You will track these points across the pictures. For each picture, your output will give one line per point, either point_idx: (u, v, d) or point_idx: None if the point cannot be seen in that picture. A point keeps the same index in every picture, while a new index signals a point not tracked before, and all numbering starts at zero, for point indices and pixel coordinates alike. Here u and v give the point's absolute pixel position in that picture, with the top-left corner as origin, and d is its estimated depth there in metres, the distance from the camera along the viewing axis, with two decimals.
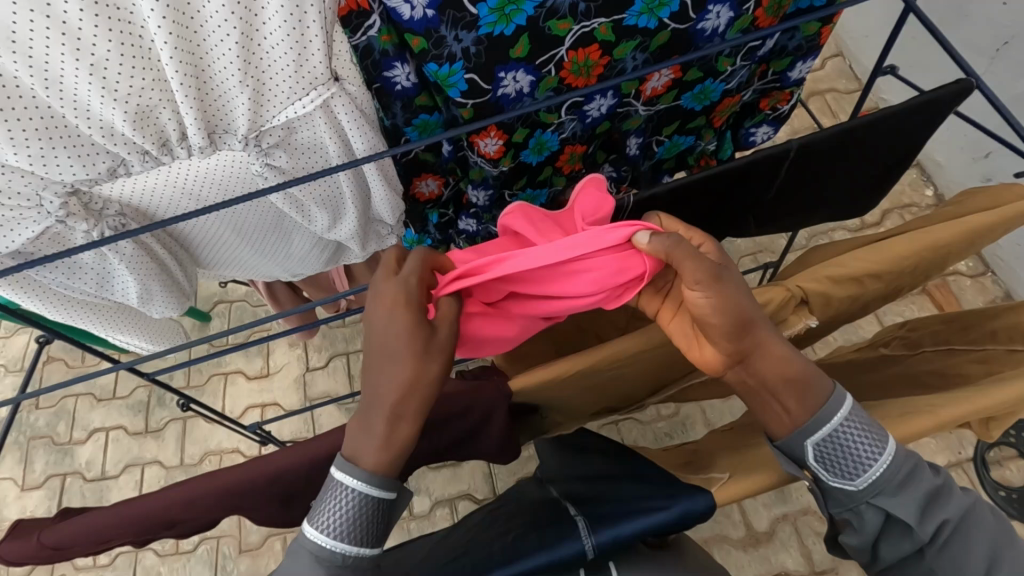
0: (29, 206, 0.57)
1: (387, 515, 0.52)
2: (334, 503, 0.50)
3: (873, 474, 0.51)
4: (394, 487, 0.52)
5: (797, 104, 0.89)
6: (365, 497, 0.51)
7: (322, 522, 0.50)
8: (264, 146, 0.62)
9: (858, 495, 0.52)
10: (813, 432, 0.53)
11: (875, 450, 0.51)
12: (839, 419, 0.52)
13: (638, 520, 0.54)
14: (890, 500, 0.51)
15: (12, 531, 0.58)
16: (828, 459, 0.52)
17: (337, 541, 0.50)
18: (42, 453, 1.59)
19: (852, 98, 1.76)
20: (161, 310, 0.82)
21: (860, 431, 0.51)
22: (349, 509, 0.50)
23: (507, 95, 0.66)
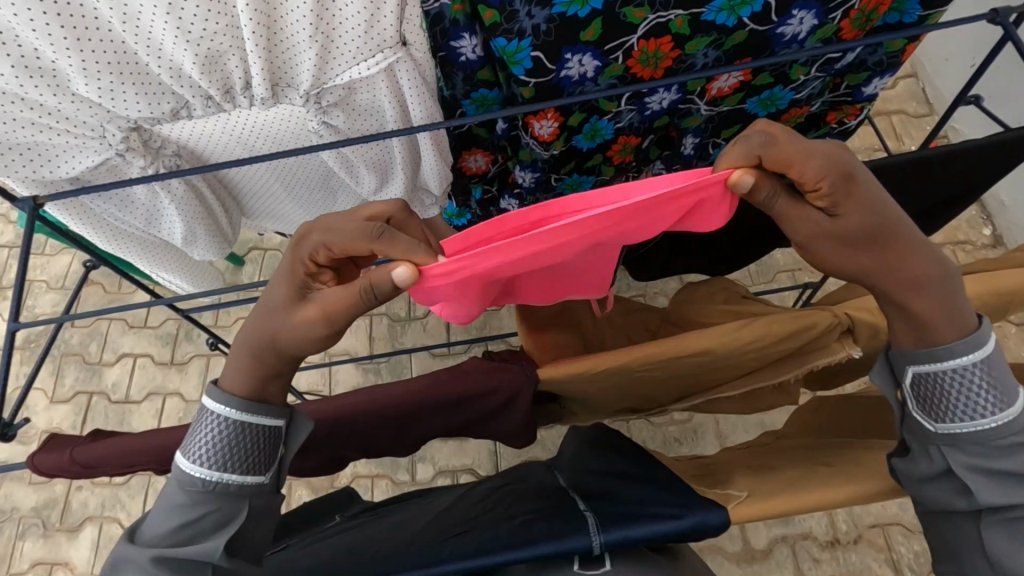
0: (93, 136, 0.59)
1: (273, 438, 0.56)
2: (206, 433, 0.54)
3: (974, 423, 0.52)
4: (274, 413, 0.55)
5: (866, 121, 0.85)
6: (237, 421, 0.54)
7: (195, 454, 0.53)
8: (323, 104, 0.62)
9: (943, 436, 0.53)
10: (930, 360, 0.52)
11: (993, 404, 0.51)
12: (967, 358, 0.52)
13: (647, 526, 0.53)
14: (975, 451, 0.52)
15: (46, 444, 0.61)
16: (935, 393, 0.53)
17: (210, 468, 0.53)
18: (73, 369, 1.66)
19: (920, 122, 1.69)
20: (202, 253, 0.84)
21: (983, 380, 0.51)
22: (221, 434, 0.54)
23: (570, 77, 0.65)
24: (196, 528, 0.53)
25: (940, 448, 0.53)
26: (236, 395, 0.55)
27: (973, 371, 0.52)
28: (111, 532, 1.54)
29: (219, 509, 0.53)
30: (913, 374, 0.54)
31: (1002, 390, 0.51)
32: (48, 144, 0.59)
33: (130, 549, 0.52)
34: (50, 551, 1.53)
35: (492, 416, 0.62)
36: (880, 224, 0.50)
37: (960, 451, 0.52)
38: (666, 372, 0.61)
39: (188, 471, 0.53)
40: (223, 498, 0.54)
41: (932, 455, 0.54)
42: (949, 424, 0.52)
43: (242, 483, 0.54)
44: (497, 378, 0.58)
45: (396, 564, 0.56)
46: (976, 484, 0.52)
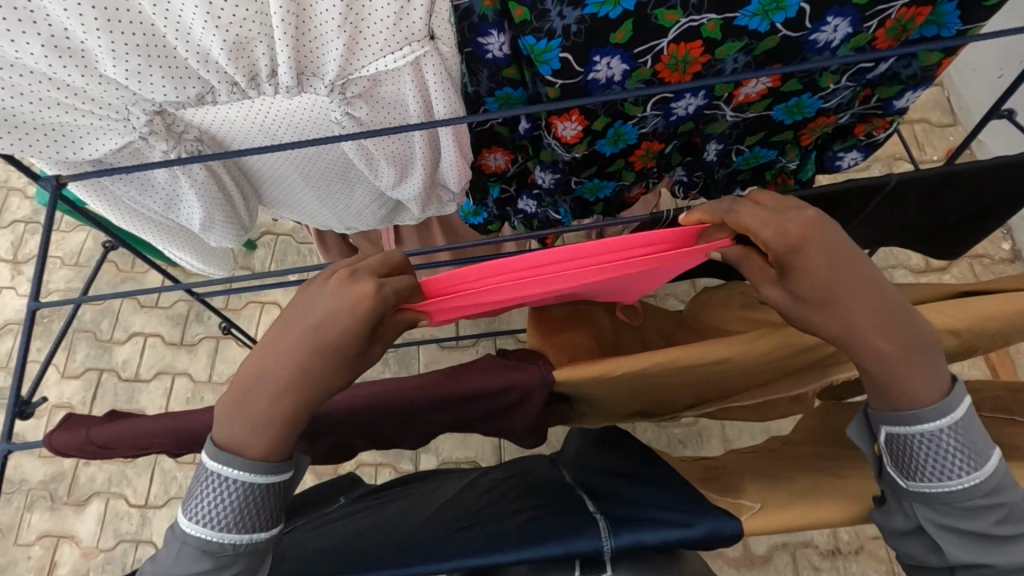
0: (117, 118, 0.59)
1: (280, 489, 0.51)
2: (215, 496, 0.49)
3: (946, 487, 0.49)
4: (287, 465, 0.51)
5: (895, 133, 0.84)
6: (252, 482, 0.49)
7: (204, 519, 0.49)
8: (347, 95, 0.62)
9: (911, 494, 0.51)
10: (897, 424, 0.49)
11: (965, 467, 0.48)
12: (939, 423, 0.48)
13: (660, 531, 0.52)
14: (947, 513, 0.50)
15: (64, 421, 0.60)
16: (908, 454, 0.50)
17: (223, 531, 0.49)
18: (84, 345, 1.68)
19: (943, 132, 1.66)
20: (219, 240, 0.84)
21: (954, 446, 0.48)
22: (231, 496, 0.49)
23: (597, 80, 0.64)
24: None
25: (912, 506, 0.51)
26: (242, 455, 0.49)
27: (945, 436, 0.48)
28: (117, 508, 1.56)
29: (243, 567, 0.50)
30: (885, 433, 0.50)
31: (971, 454, 0.48)
32: (73, 124, 0.59)
33: None
34: (57, 524, 1.55)
35: (503, 413, 0.62)
36: (863, 311, 0.47)
37: (928, 510, 0.50)
38: (682, 377, 0.60)
39: (207, 537, 0.49)
40: (240, 557, 0.50)
41: (904, 512, 0.52)
42: (922, 484, 0.50)
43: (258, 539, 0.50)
44: (511, 377, 0.57)
45: (402, 556, 0.55)
46: (948, 543, 0.50)
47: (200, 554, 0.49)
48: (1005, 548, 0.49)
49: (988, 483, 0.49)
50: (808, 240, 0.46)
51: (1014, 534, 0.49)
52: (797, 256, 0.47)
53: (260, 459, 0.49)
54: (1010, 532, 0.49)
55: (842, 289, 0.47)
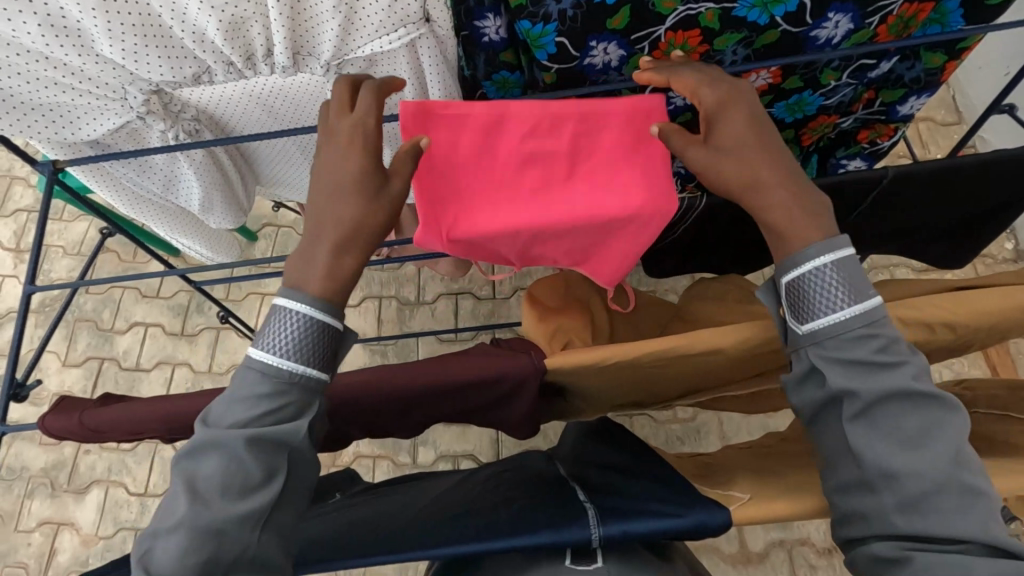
0: (115, 98, 0.59)
1: (335, 337, 0.53)
2: (279, 325, 0.51)
3: (854, 370, 0.50)
4: (339, 313, 0.53)
5: (899, 143, 0.86)
6: (312, 317, 0.52)
7: (267, 344, 0.51)
8: (343, 76, 0.62)
9: (829, 387, 0.51)
10: (809, 312, 0.51)
11: (869, 348, 0.50)
12: (846, 308, 0.50)
13: (648, 521, 0.52)
14: (858, 399, 0.50)
15: (57, 406, 0.60)
16: (822, 340, 0.51)
17: (284, 356, 0.51)
18: (85, 334, 1.69)
19: (947, 131, 1.65)
20: (219, 220, 0.85)
21: (860, 328, 0.50)
22: (296, 325, 0.51)
23: (593, 65, 0.64)
24: (275, 416, 0.50)
25: (833, 402, 0.51)
26: (305, 290, 0.52)
27: (860, 339, 0.50)
28: (116, 496, 1.57)
29: (298, 400, 0.51)
30: (807, 331, 0.52)
31: (886, 360, 0.50)
32: (70, 105, 0.59)
33: (208, 435, 0.50)
34: (57, 511, 1.56)
35: (496, 403, 0.62)
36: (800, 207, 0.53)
37: (858, 428, 0.50)
38: (675, 368, 0.60)
39: (232, 418, 0.50)
40: (296, 389, 0.51)
41: (826, 410, 0.52)
42: (835, 372, 0.50)
43: (311, 379, 0.52)
44: (501, 366, 0.57)
45: (393, 544, 0.56)
46: (859, 433, 0.50)
47: (263, 377, 0.51)
48: (931, 462, 0.48)
49: (896, 369, 0.50)
50: (726, 112, 0.55)
51: (922, 426, 0.49)
52: (733, 167, 0.54)
53: (293, 346, 0.51)
54: (917, 423, 0.49)
55: (745, 167, 0.54)
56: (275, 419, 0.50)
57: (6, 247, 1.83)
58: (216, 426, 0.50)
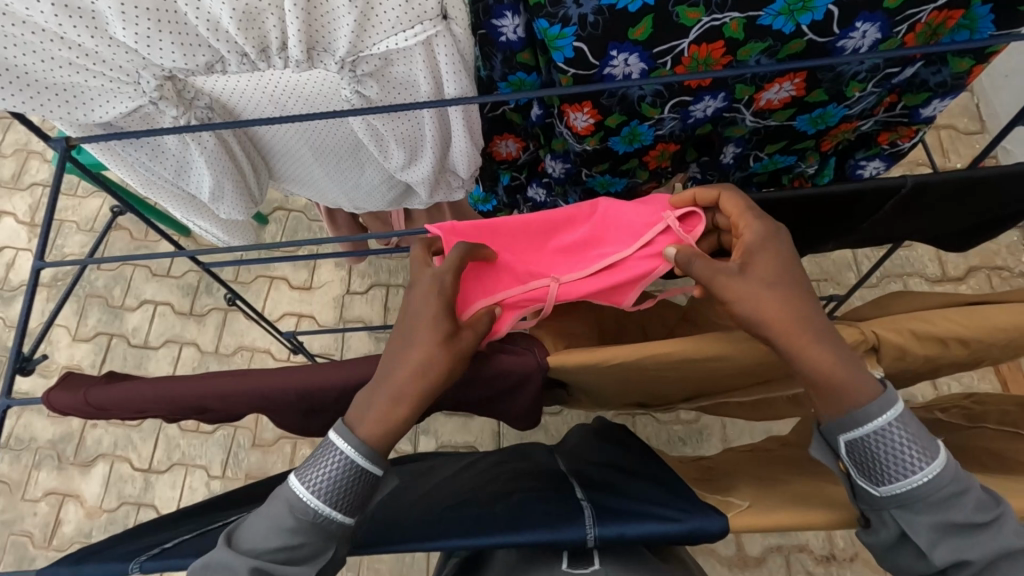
0: (128, 82, 0.59)
1: (373, 487, 0.53)
2: (324, 467, 0.51)
3: (909, 483, 0.48)
4: (381, 464, 0.53)
5: (921, 143, 0.84)
6: (354, 466, 0.52)
7: (310, 482, 0.51)
8: (358, 73, 0.61)
9: (881, 502, 0.50)
10: (850, 429, 0.50)
11: (919, 461, 0.48)
12: (886, 419, 0.49)
13: (645, 524, 0.51)
14: (916, 514, 0.49)
15: (62, 381, 0.60)
16: (868, 460, 0.49)
17: (317, 499, 0.51)
18: (96, 310, 1.70)
19: (970, 139, 1.62)
20: (228, 211, 0.84)
21: (905, 438, 0.48)
22: (336, 473, 0.51)
23: (613, 75, 0.64)
24: (289, 551, 0.51)
25: (887, 513, 0.50)
26: (359, 436, 0.52)
27: (896, 428, 0.49)
28: (121, 471, 1.59)
29: (311, 542, 0.51)
30: (846, 443, 0.50)
31: (925, 446, 0.48)
32: (83, 85, 0.59)
33: (227, 555, 0.50)
34: (63, 483, 1.59)
35: (499, 397, 0.61)
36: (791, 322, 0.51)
37: (909, 512, 0.49)
38: (680, 372, 0.59)
39: (302, 497, 0.50)
40: (314, 528, 0.51)
41: (885, 522, 0.50)
42: (888, 488, 0.49)
43: (338, 521, 0.52)
44: (509, 365, 0.56)
45: (388, 537, 0.55)
46: (930, 543, 0.48)
47: (290, 512, 0.51)
48: (983, 541, 0.47)
49: (946, 471, 0.48)
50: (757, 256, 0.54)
51: (987, 522, 0.47)
52: (757, 305, 0.52)
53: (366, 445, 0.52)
54: (981, 519, 0.47)
55: (769, 283, 0.53)
56: (287, 556, 0.51)
57: (20, 221, 1.85)
58: (238, 547, 0.51)
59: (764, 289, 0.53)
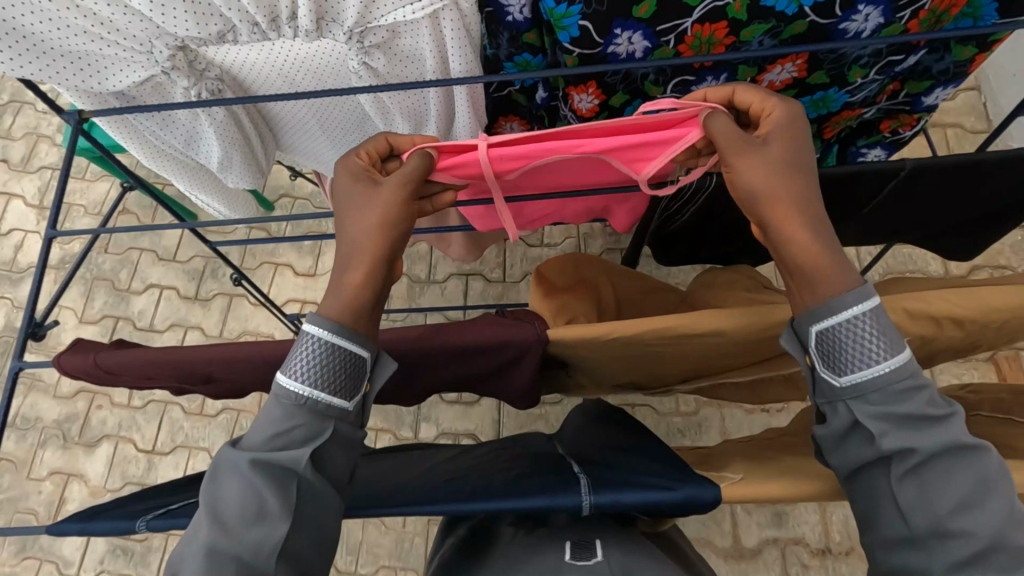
0: (141, 51, 0.61)
1: (360, 366, 0.54)
2: (304, 351, 0.52)
3: (871, 372, 0.49)
4: (363, 342, 0.53)
5: (921, 133, 0.86)
6: (331, 346, 0.52)
7: (293, 369, 0.52)
8: (365, 45, 0.63)
9: (840, 392, 0.51)
10: (824, 317, 0.50)
11: (882, 352, 0.49)
12: (857, 309, 0.49)
13: (641, 493, 0.52)
14: (872, 404, 0.49)
15: (73, 346, 0.61)
16: (833, 349, 0.50)
17: (304, 383, 0.52)
18: (102, 292, 1.72)
19: (976, 138, 1.62)
20: (236, 181, 0.86)
21: (873, 328, 0.49)
22: (315, 355, 0.52)
23: (617, 54, 0.66)
24: (285, 438, 0.51)
25: (845, 404, 0.51)
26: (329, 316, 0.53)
27: (866, 319, 0.49)
28: (125, 452, 1.61)
29: (306, 424, 0.52)
30: (814, 333, 0.51)
31: (891, 339, 0.49)
32: (98, 54, 0.61)
33: (230, 456, 0.51)
34: (68, 463, 1.61)
35: (499, 372, 0.62)
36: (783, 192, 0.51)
37: (865, 401, 0.50)
38: (680, 348, 0.60)
39: (285, 384, 0.52)
40: (305, 411, 0.52)
41: (839, 412, 0.51)
42: (849, 378, 0.50)
43: (330, 404, 0.53)
44: (508, 334, 0.57)
45: (389, 501, 0.56)
46: (881, 434, 0.49)
47: (284, 399, 0.52)
48: (935, 434, 0.48)
49: (904, 363, 0.49)
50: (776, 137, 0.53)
51: (937, 416, 0.49)
52: (757, 179, 0.52)
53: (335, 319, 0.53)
54: (933, 413, 0.48)
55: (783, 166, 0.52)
56: (286, 442, 0.51)
57: (29, 204, 1.86)
58: (240, 446, 0.52)
59: (760, 156, 0.52)
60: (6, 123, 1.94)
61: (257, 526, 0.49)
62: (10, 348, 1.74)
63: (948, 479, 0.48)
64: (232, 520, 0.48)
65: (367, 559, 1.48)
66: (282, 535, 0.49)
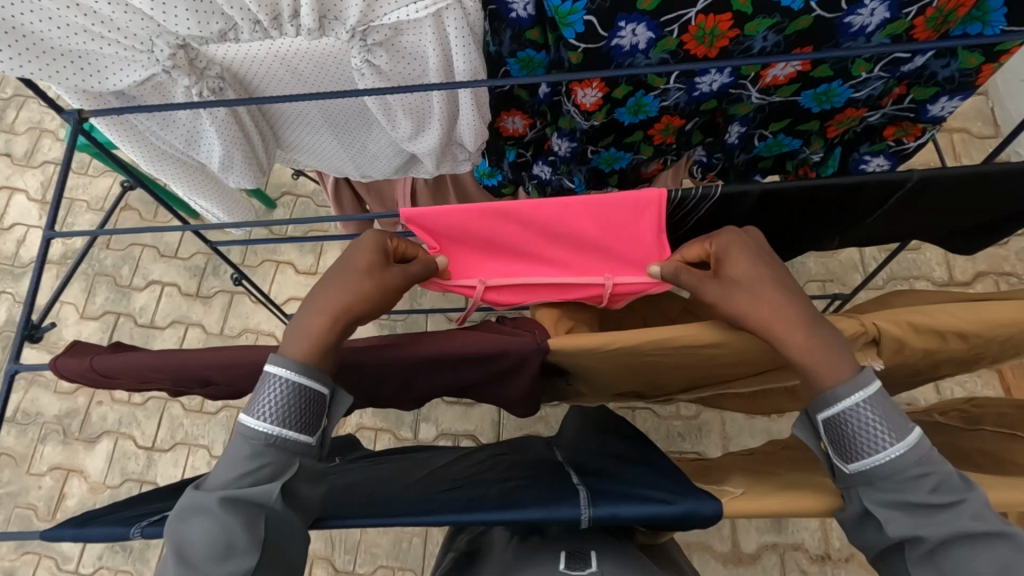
0: (142, 49, 0.60)
1: (320, 403, 0.55)
2: (269, 393, 0.53)
3: (877, 460, 0.50)
4: (324, 381, 0.54)
5: (927, 144, 0.85)
6: (296, 384, 0.53)
7: (259, 412, 0.52)
8: (368, 42, 0.62)
9: (849, 478, 0.52)
10: (823, 410, 0.52)
11: (883, 441, 0.50)
12: (853, 401, 0.51)
13: (639, 506, 0.51)
14: (880, 493, 0.51)
15: (69, 348, 0.61)
16: (840, 438, 0.52)
17: (270, 425, 0.52)
18: (104, 288, 1.72)
19: (983, 144, 1.61)
20: (238, 181, 0.85)
21: (872, 418, 0.50)
22: (281, 393, 0.53)
23: (621, 47, 0.66)
24: (253, 477, 0.52)
25: (857, 490, 0.52)
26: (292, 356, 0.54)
27: (865, 409, 0.51)
28: (125, 448, 1.61)
29: (273, 463, 0.52)
30: (822, 421, 0.53)
31: (893, 425, 0.50)
32: (98, 53, 0.60)
33: (197, 496, 0.51)
34: (67, 458, 1.61)
35: (497, 379, 0.62)
36: (772, 315, 0.54)
37: (871, 489, 0.51)
38: (681, 358, 0.59)
39: (251, 426, 0.52)
40: (273, 450, 0.52)
41: (852, 498, 0.52)
42: (857, 466, 0.51)
43: (295, 440, 0.53)
44: (503, 344, 0.56)
45: (387, 509, 0.56)
46: (889, 519, 0.50)
47: (247, 443, 0.52)
48: (945, 521, 0.48)
49: (907, 453, 0.50)
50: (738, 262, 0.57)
51: (948, 503, 0.48)
52: (744, 303, 0.55)
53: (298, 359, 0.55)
54: (943, 500, 0.48)
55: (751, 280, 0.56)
56: (252, 481, 0.52)
57: (32, 198, 1.86)
58: (205, 488, 0.52)
59: (741, 290, 0.55)
60: (9, 117, 1.94)
61: (225, 563, 0.49)
62: (11, 342, 1.74)
63: (968, 566, 0.47)
64: (202, 561, 0.49)
65: (364, 559, 1.47)
66: (252, 567, 0.50)
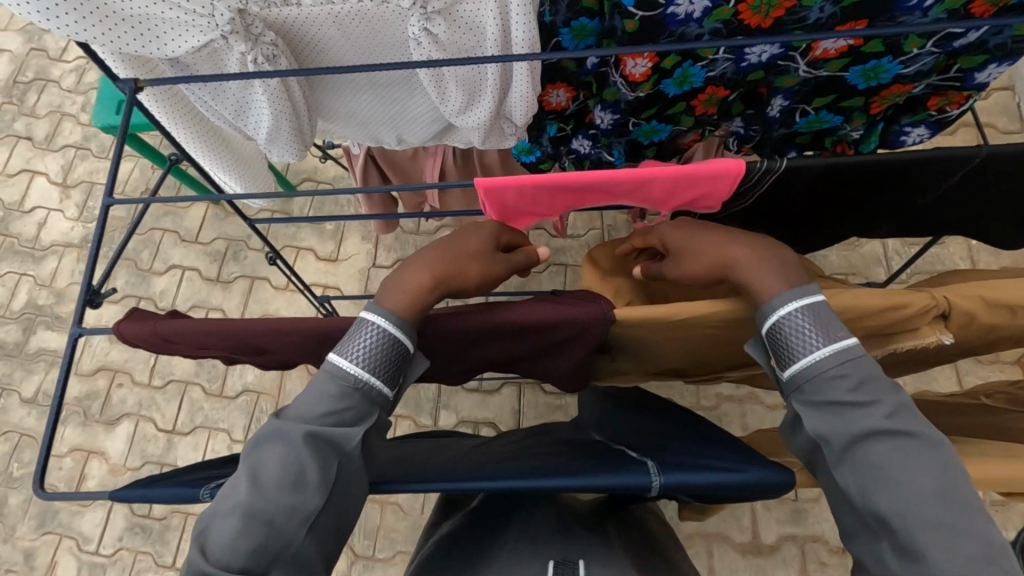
0: (202, 14, 0.61)
1: (405, 358, 0.56)
2: (363, 337, 0.55)
3: (808, 361, 0.52)
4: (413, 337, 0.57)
5: (967, 112, 0.86)
6: (389, 336, 0.55)
7: (351, 353, 0.54)
8: (427, 8, 0.63)
9: (784, 385, 0.54)
10: (765, 319, 0.54)
11: (812, 344, 0.52)
12: (790, 308, 0.53)
13: (710, 474, 0.51)
14: (808, 396, 0.52)
15: (130, 314, 0.61)
16: (777, 343, 0.54)
17: (359, 367, 0.54)
18: (124, 272, 1.73)
19: (1009, 139, 1.60)
20: (282, 154, 0.85)
21: (806, 324, 0.52)
22: (375, 340, 0.55)
23: (677, 15, 0.66)
24: (336, 416, 0.53)
25: (792, 394, 0.54)
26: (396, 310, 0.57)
27: (800, 316, 0.52)
28: (145, 431, 1.62)
29: (356, 406, 0.54)
30: (763, 329, 0.55)
31: (824, 331, 0.52)
32: (158, 18, 0.61)
33: (280, 425, 0.53)
34: (88, 440, 1.62)
35: (557, 351, 0.61)
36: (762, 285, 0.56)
37: (800, 394, 0.53)
38: (741, 325, 0.60)
39: (343, 366, 0.54)
40: (358, 394, 0.54)
41: (788, 404, 0.54)
42: (791, 369, 0.53)
43: (378, 389, 0.55)
44: (575, 315, 0.56)
45: (449, 475, 0.56)
46: (812, 415, 0.52)
47: (335, 380, 0.54)
48: (858, 416, 0.50)
49: (836, 357, 0.51)
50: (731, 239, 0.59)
51: (865, 402, 0.50)
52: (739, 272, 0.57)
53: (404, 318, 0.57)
54: (861, 400, 0.50)
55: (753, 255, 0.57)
56: (335, 420, 0.53)
57: (52, 181, 1.87)
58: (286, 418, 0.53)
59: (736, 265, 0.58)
60: (30, 101, 1.95)
61: (294, 494, 0.50)
62: (31, 324, 1.74)
63: (874, 458, 0.49)
64: (274, 487, 0.50)
65: (383, 544, 1.48)
66: (316, 506, 0.50)
